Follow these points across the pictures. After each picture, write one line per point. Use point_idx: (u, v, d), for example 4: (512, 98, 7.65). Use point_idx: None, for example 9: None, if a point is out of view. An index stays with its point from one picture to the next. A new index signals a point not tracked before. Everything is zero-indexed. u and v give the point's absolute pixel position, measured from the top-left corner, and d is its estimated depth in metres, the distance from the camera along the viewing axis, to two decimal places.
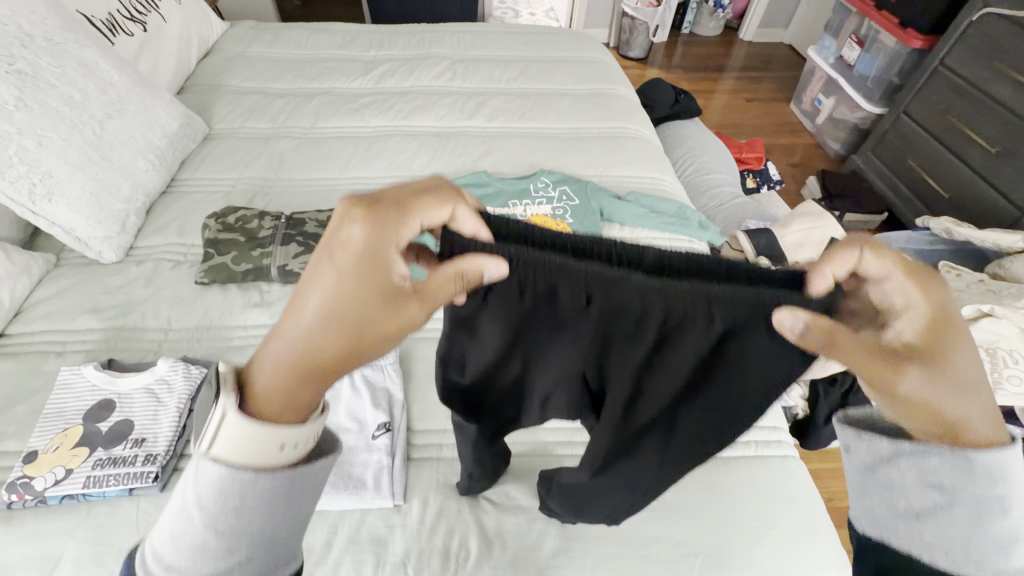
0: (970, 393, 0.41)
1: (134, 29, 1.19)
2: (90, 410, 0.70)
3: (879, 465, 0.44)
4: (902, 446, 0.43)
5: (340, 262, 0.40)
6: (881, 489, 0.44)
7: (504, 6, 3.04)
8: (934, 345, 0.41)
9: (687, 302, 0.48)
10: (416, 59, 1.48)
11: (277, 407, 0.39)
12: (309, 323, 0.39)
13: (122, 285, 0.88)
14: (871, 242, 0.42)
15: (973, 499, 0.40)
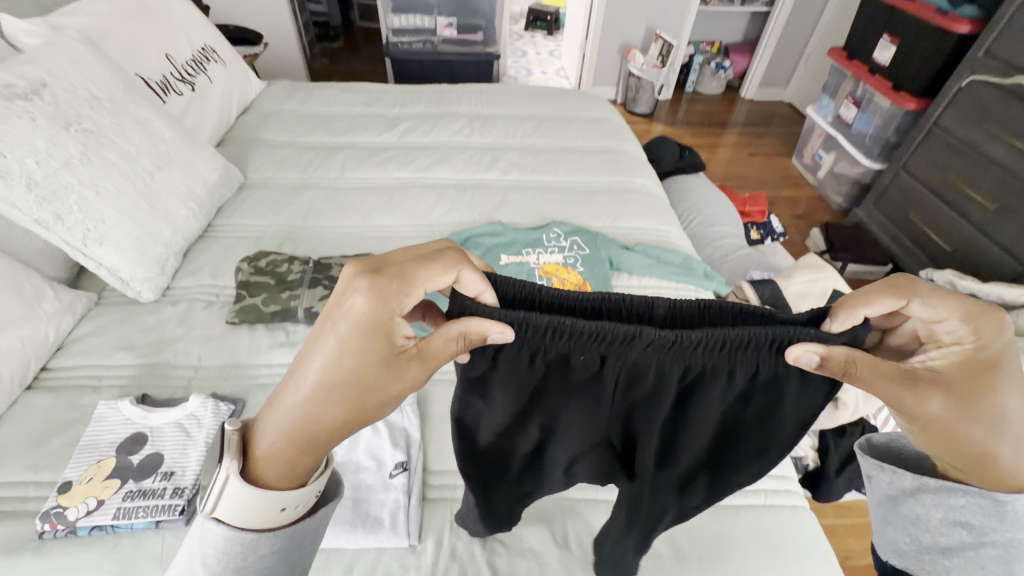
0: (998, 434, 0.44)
1: (183, 89, 1.31)
2: (124, 443, 0.73)
3: (904, 498, 0.50)
4: (926, 483, 0.49)
5: (343, 331, 0.45)
6: (908, 521, 0.50)
7: (517, 65, 3.25)
8: (972, 382, 0.45)
9: (705, 359, 0.51)
10: (436, 116, 1.59)
11: (278, 466, 0.44)
12: (312, 390, 0.44)
13: (158, 323, 0.94)
14: (920, 292, 0.48)
15: (995, 540, 0.46)
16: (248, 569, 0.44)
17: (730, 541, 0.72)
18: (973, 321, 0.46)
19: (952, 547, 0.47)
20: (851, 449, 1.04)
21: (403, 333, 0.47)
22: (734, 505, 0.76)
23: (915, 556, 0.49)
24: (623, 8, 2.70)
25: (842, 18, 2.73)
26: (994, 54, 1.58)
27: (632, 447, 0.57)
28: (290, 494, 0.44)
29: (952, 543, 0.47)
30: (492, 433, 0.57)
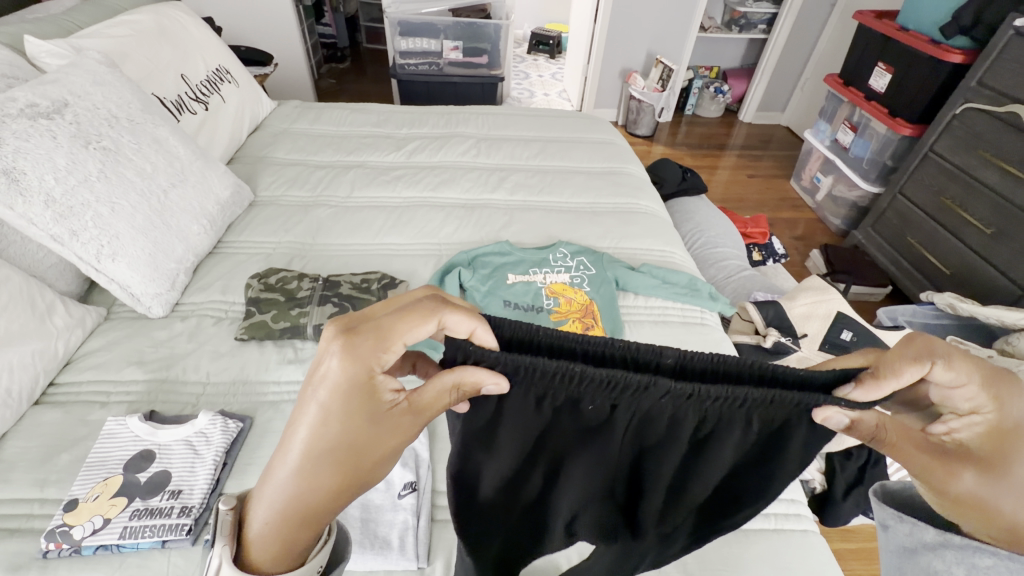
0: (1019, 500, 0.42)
1: (197, 108, 1.34)
2: (131, 461, 0.73)
3: (919, 550, 0.46)
4: (948, 538, 0.45)
5: (324, 398, 0.42)
6: (922, 573, 0.45)
7: (521, 87, 3.32)
8: (993, 450, 0.44)
9: (719, 409, 0.51)
10: (444, 137, 1.62)
11: (274, 541, 0.43)
12: (297, 462, 0.42)
13: (168, 339, 0.94)
14: (945, 356, 0.43)
15: None
16: None
17: (741, 566, 0.71)
18: (987, 386, 0.44)
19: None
20: (859, 471, 1.03)
21: (388, 391, 0.44)
22: (744, 529, 0.76)
23: None
24: (624, 34, 2.77)
25: (838, 46, 2.80)
26: (987, 83, 1.63)
27: (637, 494, 0.56)
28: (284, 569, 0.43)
29: None
30: (492, 488, 0.55)
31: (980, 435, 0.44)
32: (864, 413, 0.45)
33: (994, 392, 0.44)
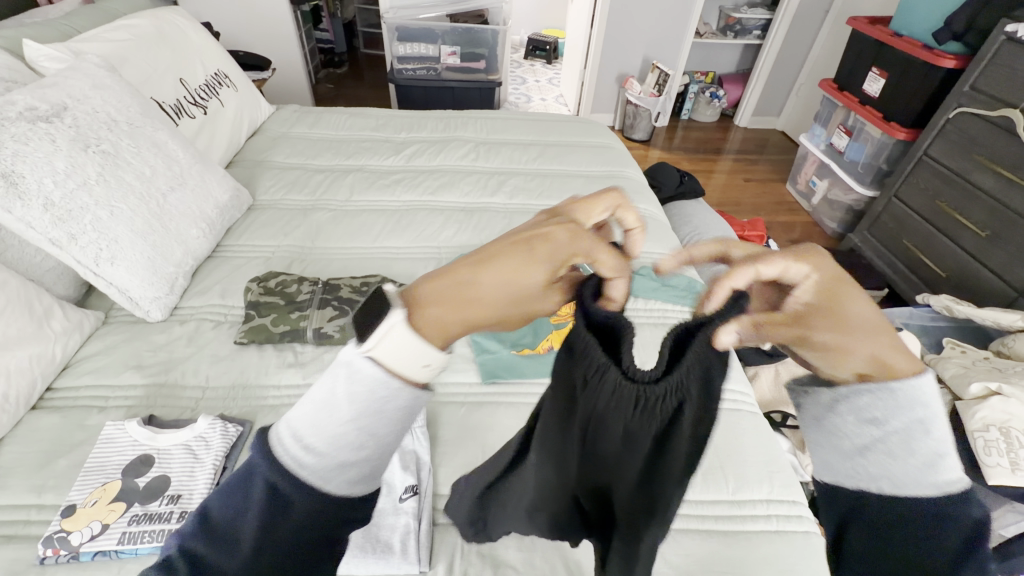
0: (875, 342, 0.39)
1: (195, 112, 1.34)
2: (130, 465, 0.72)
3: (825, 416, 0.42)
4: (839, 392, 0.41)
5: (539, 253, 0.37)
6: (830, 439, 0.42)
7: (518, 92, 3.33)
8: (837, 311, 0.38)
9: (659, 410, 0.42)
10: (443, 141, 1.63)
11: (430, 335, 0.36)
12: (493, 282, 0.36)
13: (166, 343, 0.93)
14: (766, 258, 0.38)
15: (902, 429, 0.39)
16: (367, 440, 0.36)
17: (744, 568, 0.71)
18: (803, 259, 0.37)
19: (871, 447, 0.41)
20: None
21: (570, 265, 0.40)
22: (746, 531, 0.75)
23: (846, 474, 0.42)
24: (621, 40, 2.79)
25: (832, 51, 2.83)
26: (980, 88, 1.65)
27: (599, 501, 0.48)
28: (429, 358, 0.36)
29: (869, 444, 0.40)
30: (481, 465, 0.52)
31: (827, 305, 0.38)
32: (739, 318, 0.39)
33: (810, 257, 0.38)
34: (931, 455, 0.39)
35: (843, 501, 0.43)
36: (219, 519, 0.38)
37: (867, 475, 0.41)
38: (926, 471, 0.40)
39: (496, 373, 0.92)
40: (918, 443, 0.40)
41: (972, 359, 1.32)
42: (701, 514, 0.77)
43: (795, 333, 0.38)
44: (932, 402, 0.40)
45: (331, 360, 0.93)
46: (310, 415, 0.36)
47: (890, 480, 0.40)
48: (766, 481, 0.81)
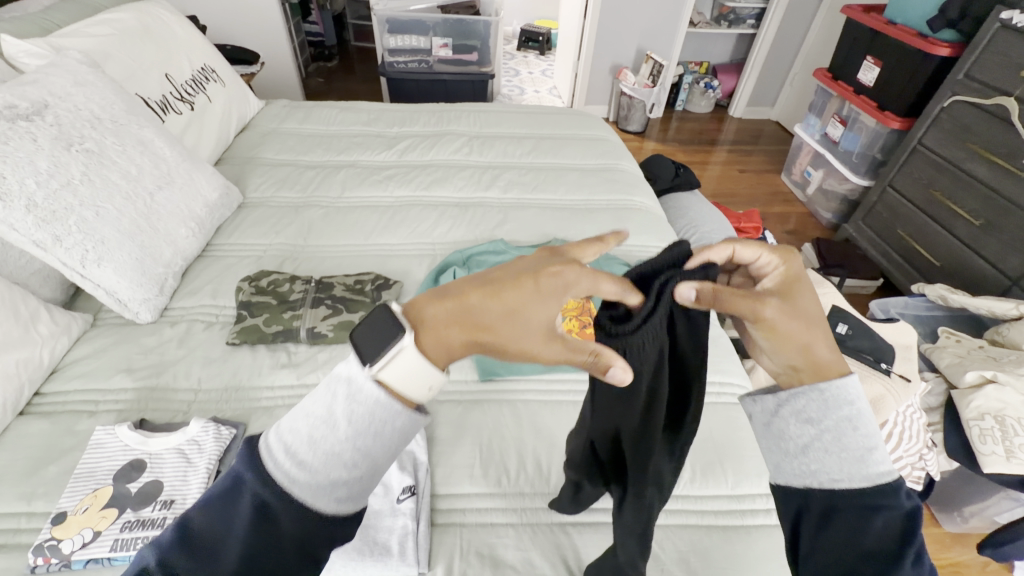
0: (814, 328, 0.52)
1: (182, 108, 1.31)
2: (121, 471, 0.71)
3: (772, 420, 0.54)
4: (781, 396, 0.53)
5: (543, 293, 0.47)
6: (775, 439, 0.54)
7: (511, 84, 3.30)
8: (790, 295, 0.52)
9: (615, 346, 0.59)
10: (436, 135, 1.61)
11: (435, 358, 0.47)
12: (497, 320, 0.46)
13: (157, 345, 0.92)
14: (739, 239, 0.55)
15: (834, 423, 0.51)
16: (363, 453, 0.43)
17: (744, 563, 0.71)
18: (775, 253, 0.54)
19: (810, 445, 0.52)
20: None
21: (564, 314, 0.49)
22: (746, 525, 0.75)
23: (793, 471, 0.53)
24: (614, 30, 2.76)
25: (827, 40, 2.81)
26: (974, 76, 1.64)
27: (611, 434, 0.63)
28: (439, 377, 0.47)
29: (807, 441, 0.52)
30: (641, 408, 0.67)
31: (783, 289, 0.53)
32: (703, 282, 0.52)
33: (783, 254, 0.54)
34: (857, 449, 0.50)
35: (794, 494, 0.52)
36: (207, 525, 0.42)
37: (807, 471, 0.52)
38: (853, 462, 0.50)
39: (492, 370, 0.90)
40: (844, 438, 0.50)
41: (967, 347, 1.33)
42: (700, 509, 0.77)
43: (758, 301, 0.50)
44: (859, 400, 0.51)
45: (325, 360, 0.92)
46: (304, 433, 0.43)
47: (824, 471, 0.51)
48: (765, 474, 0.81)
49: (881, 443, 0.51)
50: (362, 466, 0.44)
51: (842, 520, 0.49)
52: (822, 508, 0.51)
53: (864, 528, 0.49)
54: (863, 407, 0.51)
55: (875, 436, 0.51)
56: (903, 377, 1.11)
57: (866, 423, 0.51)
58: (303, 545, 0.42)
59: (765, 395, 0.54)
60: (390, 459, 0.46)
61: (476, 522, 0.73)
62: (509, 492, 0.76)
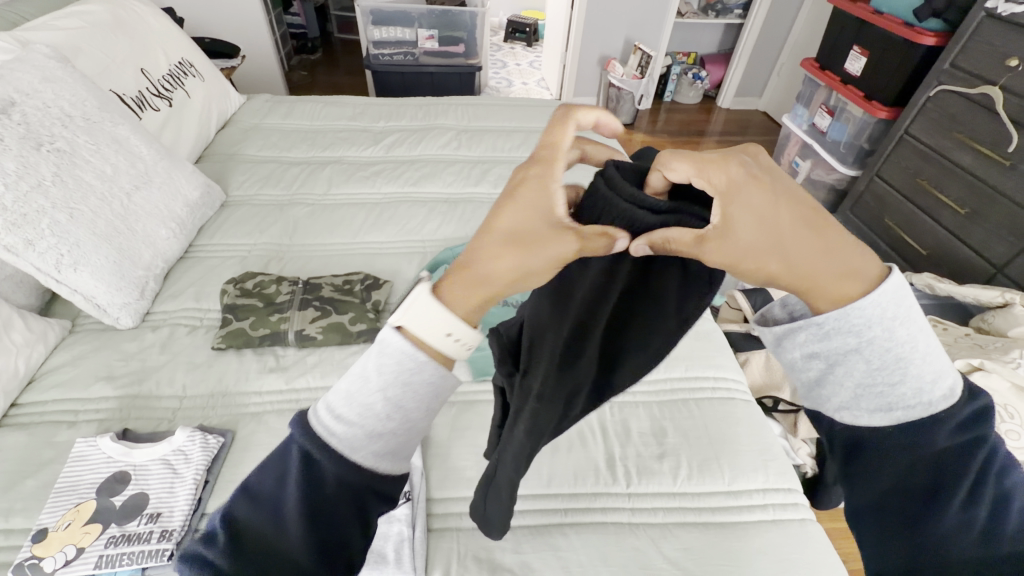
0: (785, 258, 0.40)
1: (159, 104, 1.27)
2: (105, 484, 0.69)
3: (777, 352, 0.49)
4: (784, 331, 0.47)
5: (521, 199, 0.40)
6: (786, 372, 0.50)
7: (498, 76, 3.27)
8: (741, 222, 0.39)
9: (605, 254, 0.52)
10: (423, 130, 1.57)
11: (457, 312, 0.42)
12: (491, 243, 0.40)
13: (139, 351, 0.89)
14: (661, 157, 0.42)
15: (842, 357, 0.45)
16: (394, 407, 0.42)
17: (742, 560, 0.70)
18: (706, 168, 0.39)
19: (822, 379, 0.47)
20: None
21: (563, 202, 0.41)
22: (742, 522, 0.75)
23: (815, 402, 0.50)
24: (602, 21, 2.74)
25: (813, 29, 2.81)
26: (959, 65, 1.64)
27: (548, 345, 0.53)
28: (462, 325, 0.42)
29: (817, 375, 0.47)
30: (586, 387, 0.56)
31: (734, 214, 0.39)
32: (653, 236, 0.42)
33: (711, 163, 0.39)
34: (872, 384, 0.45)
35: (822, 424, 0.51)
36: (264, 484, 0.44)
37: (827, 405, 0.49)
38: (869, 398, 0.46)
39: (487, 370, 0.89)
40: (858, 372, 0.45)
41: (953, 335, 1.34)
42: (697, 506, 0.76)
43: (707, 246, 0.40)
44: (876, 321, 0.42)
45: (314, 363, 0.89)
46: (343, 390, 0.43)
47: (842, 405, 0.48)
48: (762, 469, 0.80)
49: (908, 374, 0.44)
50: (394, 425, 0.43)
51: (872, 457, 0.48)
52: (848, 446, 0.50)
53: (897, 463, 0.48)
54: (873, 339, 0.43)
55: (900, 367, 0.44)
56: None
57: (882, 356, 0.44)
58: (350, 492, 0.42)
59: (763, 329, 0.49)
60: (426, 417, 0.44)
61: (472, 525, 0.72)
62: None
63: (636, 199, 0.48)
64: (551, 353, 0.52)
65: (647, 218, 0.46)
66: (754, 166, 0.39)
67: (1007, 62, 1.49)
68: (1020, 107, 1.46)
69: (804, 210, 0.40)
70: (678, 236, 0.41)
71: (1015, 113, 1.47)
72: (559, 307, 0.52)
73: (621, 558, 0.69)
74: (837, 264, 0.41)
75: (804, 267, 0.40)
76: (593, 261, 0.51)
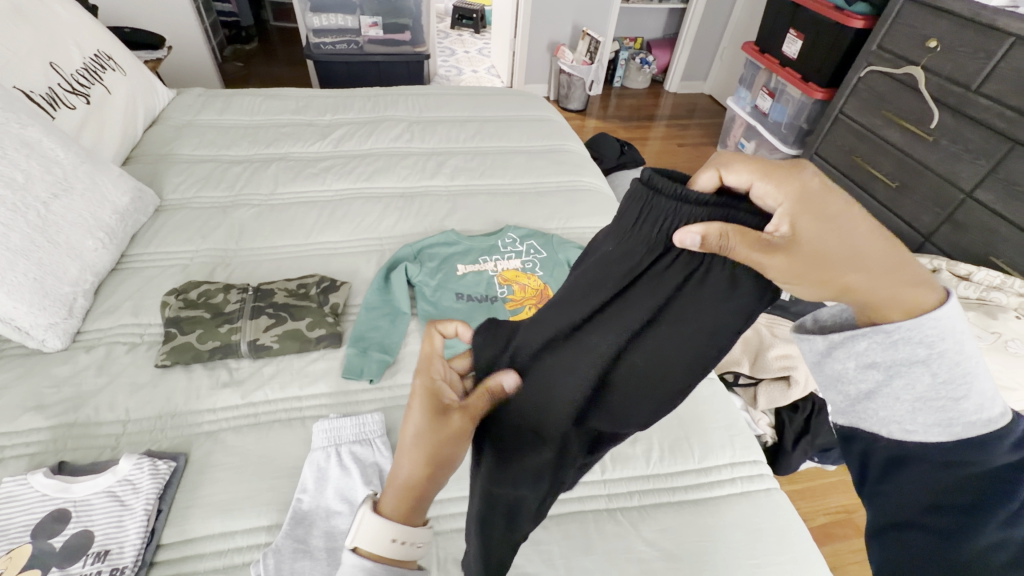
0: (856, 269, 0.44)
1: (76, 102, 1.15)
2: (41, 525, 0.62)
3: (824, 360, 0.50)
4: (834, 339, 0.48)
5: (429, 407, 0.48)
6: (833, 380, 0.50)
7: (447, 64, 3.19)
8: (809, 227, 0.44)
9: (626, 266, 0.55)
10: (373, 122, 1.51)
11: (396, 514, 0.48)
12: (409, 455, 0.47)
13: (71, 375, 0.81)
14: (723, 162, 0.50)
15: (903, 368, 0.45)
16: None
17: (715, 534, 0.72)
18: (769, 177, 0.47)
19: (876, 390, 0.47)
20: (804, 422, 1.15)
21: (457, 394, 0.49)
22: (714, 497, 0.77)
23: (860, 417, 0.49)
24: (549, 7, 2.71)
25: (751, 13, 2.90)
26: (886, 47, 1.73)
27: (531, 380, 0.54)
28: (407, 528, 0.47)
29: (871, 387, 0.47)
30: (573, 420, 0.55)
31: (806, 220, 0.45)
32: (709, 224, 0.48)
33: (791, 180, 0.46)
34: (934, 398, 0.45)
35: (858, 439, 0.50)
36: None
37: (876, 419, 0.48)
38: (928, 413, 0.45)
39: None
40: (922, 385, 0.45)
41: None
42: (670, 486, 0.78)
43: (769, 250, 0.45)
44: (946, 335, 0.44)
45: (272, 373, 0.85)
46: None
47: (894, 419, 0.47)
48: (728, 444, 0.83)
49: (973, 390, 0.44)
50: None
51: (911, 471, 0.46)
52: (889, 455, 0.47)
53: (937, 478, 0.45)
54: (944, 351, 0.44)
55: (965, 381, 0.44)
56: None
57: (951, 368, 0.44)
58: None
59: (813, 335, 0.50)
60: None
61: (450, 527, 0.70)
62: None
63: (681, 195, 0.52)
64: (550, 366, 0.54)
65: (693, 208, 0.51)
66: (826, 181, 0.45)
67: (927, 43, 1.58)
68: (940, 86, 1.56)
69: (879, 232, 0.45)
70: (734, 227, 0.47)
71: (936, 91, 1.58)
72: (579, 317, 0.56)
73: (600, 545, 0.70)
74: (910, 280, 0.45)
75: (875, 279, 0.44)
76: (620, 265, 0.55)
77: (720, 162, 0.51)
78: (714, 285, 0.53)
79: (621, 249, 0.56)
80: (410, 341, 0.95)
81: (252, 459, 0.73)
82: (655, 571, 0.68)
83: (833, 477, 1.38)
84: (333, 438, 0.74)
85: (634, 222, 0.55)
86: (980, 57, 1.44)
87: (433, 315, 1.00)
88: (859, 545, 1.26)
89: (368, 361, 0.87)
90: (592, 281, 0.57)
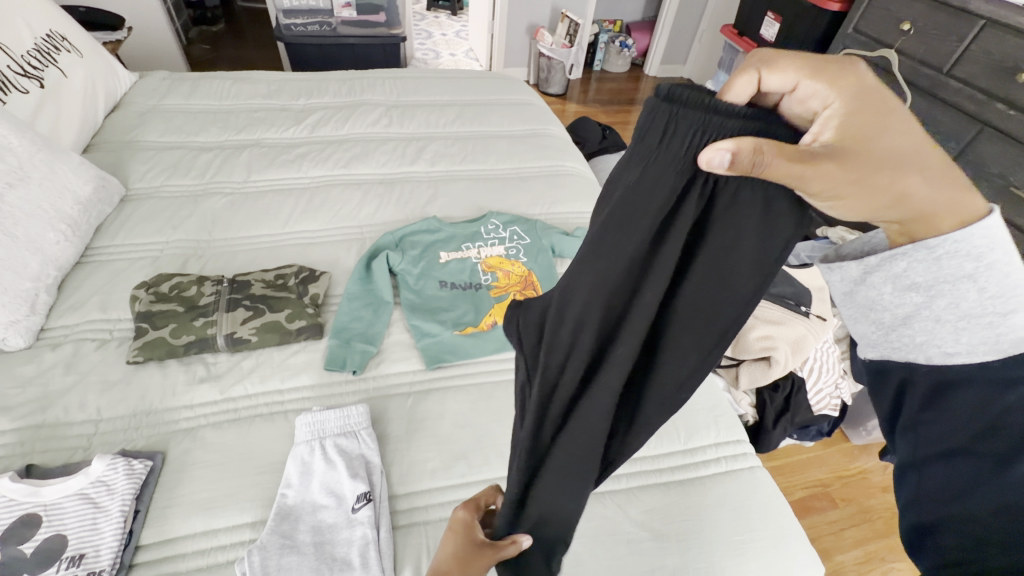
0: (918, 173, 0.38)
1: (28, 86, 1.08)
2: (9, 531, 0.59)
3: (857, 288, 0.44)
4: (869, 263, 0.43)
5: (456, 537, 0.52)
6: (865, 308, 0.44)
7: (424, 47, 3.11)
8: (862, 128, 0.37)
9: (654, 201, 0.45)
10: (349, 107, 1.47)
11: None
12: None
13: (37, 374, 0.78)
14: (764, 61, 0.41)
15: (947, 285, 0.40)
16: None
17: (702, 512, 0.74)
18: (821, 72, 0.38)
19: (914, 315, 0.42)
20: (784, 401, 1.18)
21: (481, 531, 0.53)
22: (700, 477, 0.78)
23: (897, 347, 0.43)
24: None
25: None
26: (861, 30, 1.74)
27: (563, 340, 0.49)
28: None
29: (909, 310, 0.42)
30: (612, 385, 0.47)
31: (858, 121, 0.38)
32: (741, 137, 0.37)
33: (839, 78, 0.38)
34: (980, 315, 0.40)
35: (892, 369, 0.44)
36: None
37: (912, 345, 0.43)
38: (974, 332, 0.40)
39: (441, 356, 0.87)
40: (967, 302, 0.40)
41: None
42: (658, 468, 0.79)
43: (823, 162, 0.36)
44: (998, 247, 0.39)
45: (251, 367, 0.82)
46: None
47: (932, 343, 0.41)
48: (713, 425, 0.84)
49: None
50: None
51: (961, 399, 0.41)
52: (936, 380, 0.42)
53: (988, 403, 0.40)
54: (993, 263, 0.39)
55: (1016, 293, 0.39)
56: (820, 316, 1.14)
57: (1001, 282, 0.39)
58: None
59: (846, 262, 0.44)
60: None
61: (441, 516, 0.69)
62: (470, 480, 0.73)
63: (711, 103, 0.41)
64: (586, 325, 0.48)
65: (731, 120, 0.40)
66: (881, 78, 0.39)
67: (901, 27, 1.59)
68: (913, 68, 1.58)
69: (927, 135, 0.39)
70: (769, 140, 0.37)
71: (909, 74, 1.60)
72: (607, 266, 0.46)
73: (591, 527, 0.70)
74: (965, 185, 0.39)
75: (932, 184, 0.38)
76: (647, 204, 0.45)
77: (752, 63, 0.41)
78: (744, 209, 0.43)
79: (648, 179, 0.44)
80: (393, 331, 0.93)
81: (232, 455, 0.71)
82: (644, 551, 0.69)
83: (810, 452, 1.42)
84: (316, 432, 0.72)
85: (658, 144, 0.43)
86: (951, 39, 1.47)
87: (417, 303, 0.98)
88: (835, 516, 1.31)
89: (351, 352, 0.85)
90: (616, 221, 0.46)
